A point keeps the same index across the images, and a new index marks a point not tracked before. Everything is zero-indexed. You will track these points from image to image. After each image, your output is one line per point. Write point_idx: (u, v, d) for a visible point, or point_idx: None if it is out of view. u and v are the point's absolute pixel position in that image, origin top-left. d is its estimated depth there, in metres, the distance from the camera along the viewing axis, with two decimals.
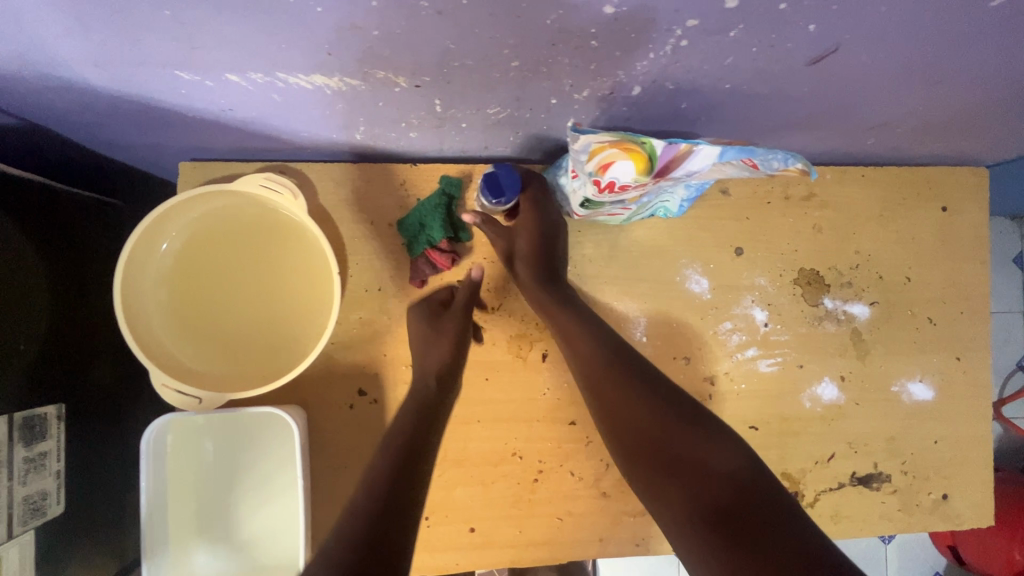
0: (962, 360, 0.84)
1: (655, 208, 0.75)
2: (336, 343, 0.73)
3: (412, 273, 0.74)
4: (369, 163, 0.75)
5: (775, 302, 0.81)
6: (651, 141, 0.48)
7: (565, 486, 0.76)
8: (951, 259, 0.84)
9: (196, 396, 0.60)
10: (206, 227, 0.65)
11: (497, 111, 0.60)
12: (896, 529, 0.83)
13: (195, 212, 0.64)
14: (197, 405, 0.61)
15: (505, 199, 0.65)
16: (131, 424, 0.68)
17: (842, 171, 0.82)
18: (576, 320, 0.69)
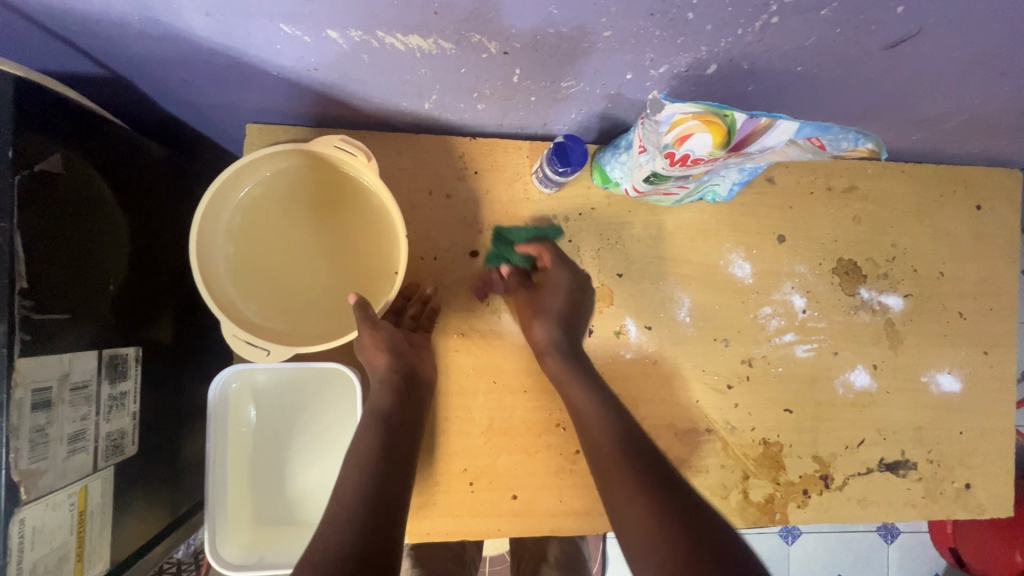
0: (989, 355, 0.87)
1: (705, 190, 0.77)
2: (391, 308, 0.74)
3: (482, 279, 0.77)
4: (429, 135, 0.77)
5: (813, 290, 0.84)
6: (734, 114, 0.50)
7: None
8: (984, 256, 0.87)
9: (265, 347, 0.61)
10: (275, 185, 0.67)
11: (571, 85, 0.62)
12: (920, 515, 0.85)
13: (267, 170, 0.66)
14: (264, 357, 0.62)
15: (572, 168, 0.66)
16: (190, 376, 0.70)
17: (883, 166, 0.85)
18: (582, 369, 0.72)
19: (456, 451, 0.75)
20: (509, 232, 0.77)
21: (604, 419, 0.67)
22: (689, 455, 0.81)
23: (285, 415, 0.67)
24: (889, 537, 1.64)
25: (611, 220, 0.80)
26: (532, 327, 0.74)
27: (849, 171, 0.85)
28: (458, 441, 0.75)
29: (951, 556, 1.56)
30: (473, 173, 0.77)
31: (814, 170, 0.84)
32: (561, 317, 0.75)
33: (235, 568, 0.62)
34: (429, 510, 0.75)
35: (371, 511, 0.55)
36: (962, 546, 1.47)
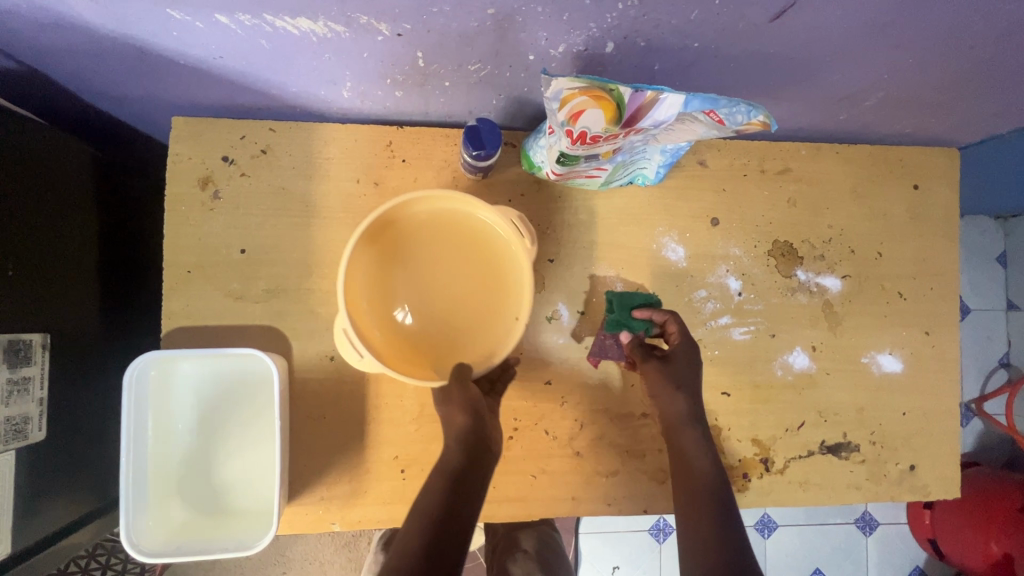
0: (931, 335, 0.87)
1: (633, 173, 0.77)
2: (318, 296, 0.75)
3: (599, 346, 0.79)
4: (356, 125, 0.77)
5: (749, 272, 0.84)
6: (619, 87, 0.51)
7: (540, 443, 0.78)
8: (923, 236, 0.87)
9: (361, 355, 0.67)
10: (427, 227, 0.71)
11: (479, 69, 0.62)
12: (864, 498, 0.85)
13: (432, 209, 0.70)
14: (357, 360, 0.69)
15: (486, 150, 0.66)
16: (107, 359, 0.74)
17: (817, 147, 0.85)
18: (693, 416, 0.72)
19: (387, 438, 0.75)
20: (626, 297, 0.79)
21: (710, 467, 0.69)
22: (625, 440, 0.80)
23: (209, 404, 0.67)
24: (867, 529, 1.62)
25: (541, 206, 0.80)
26: (671, 398, 0.72)
27: (782, 153, 0.84)
28: (388, 429, 0.76)
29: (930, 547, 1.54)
30: (400, 161, 0.77)
31: (746, 152, 0.84)
32: (694, 388, 0.73)
33: (152, 555, 0.63)
34: (360, 499, 0.75)
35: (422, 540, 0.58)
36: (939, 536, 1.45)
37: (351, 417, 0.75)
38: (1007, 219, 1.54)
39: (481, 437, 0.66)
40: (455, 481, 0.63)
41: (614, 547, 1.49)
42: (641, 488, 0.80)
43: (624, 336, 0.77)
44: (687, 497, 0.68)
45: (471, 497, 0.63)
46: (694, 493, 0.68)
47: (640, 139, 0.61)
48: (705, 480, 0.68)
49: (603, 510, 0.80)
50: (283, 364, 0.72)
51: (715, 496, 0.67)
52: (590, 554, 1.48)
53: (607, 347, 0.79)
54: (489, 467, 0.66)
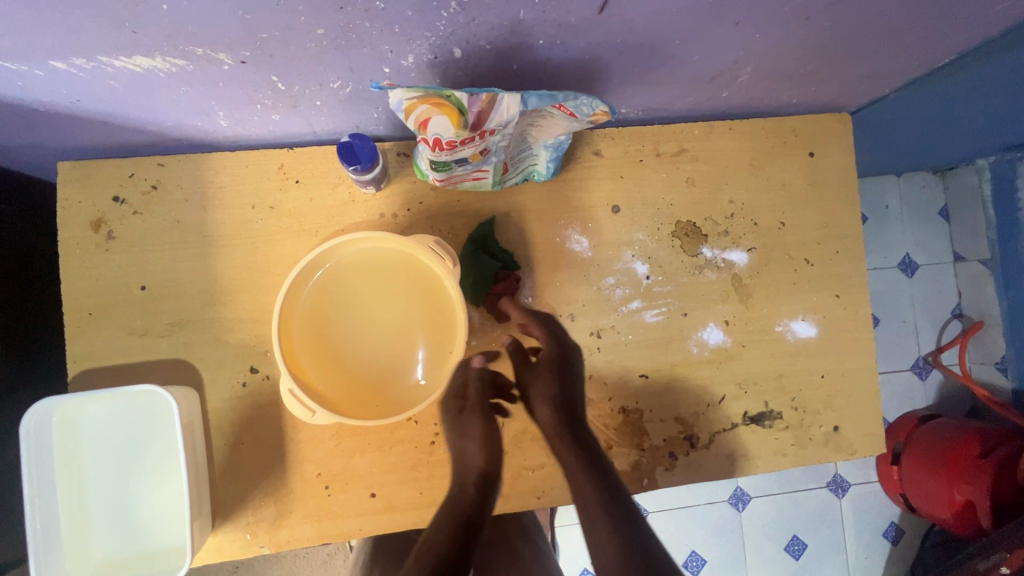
0: (841, 298, 0.88)
1: (526, 170, 0.78)
2: (224, 323, 0.76)
3: (495, 313, 0.80)
4: (246, 151, 0.78)
5: (654, 255, 0.85)
6: (454, 93, 0.52)
7: (463, 446, 0.79)
8: (824, 201, 0.89)
9: (311, 410, 0.66)
10: (357, 266, 0.73)
11: (342, 87, 0.63)
12: (792, 463, 0.86)
13: (360, 249, 0.72)
14: (309, 417, 0.67)
15: (360, 164, 0.67)
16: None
17: (710, 126, 0.87)
18: (558, 425, 0.76)
19: (308, 456, 0.76)
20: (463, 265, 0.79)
21: (593, 486, 0.73)
22: (548, 432, 0.82)
23: (118, 443, 0.68)
24: (840, 491, 1.58)
25: (442, 212, 0.81)
26: (539, 409, 0.77)
27: (676, 135, 0.86)
28: (308, 447, 0.76)
29: (900, 502, 1.52)
30: (294, 182, 0.78)
31: (640, 137, 0.85)
32: (569, 399, 0.77)
33: None
34: (287, 519, 0.75)
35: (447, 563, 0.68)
36: (908, 489, 1.42)
37: (270, 440, 0.76)
38: (944, 173, 1.57)
39: (489, 477, 0.75)
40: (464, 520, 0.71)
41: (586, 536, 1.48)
42: (569, 478, 0.82)
43: (496, 286, 0.79)
44: (584, 517, 0.72)
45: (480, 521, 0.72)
46: (591, 510, 0.72)
47: (503, 140, 0.61)
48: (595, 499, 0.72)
49: (534, 504, 0.81)
50: (193, 395, 0.73)
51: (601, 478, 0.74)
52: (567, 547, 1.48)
53: (496, 304, 0.80)
54: (493, 498, 0.75)
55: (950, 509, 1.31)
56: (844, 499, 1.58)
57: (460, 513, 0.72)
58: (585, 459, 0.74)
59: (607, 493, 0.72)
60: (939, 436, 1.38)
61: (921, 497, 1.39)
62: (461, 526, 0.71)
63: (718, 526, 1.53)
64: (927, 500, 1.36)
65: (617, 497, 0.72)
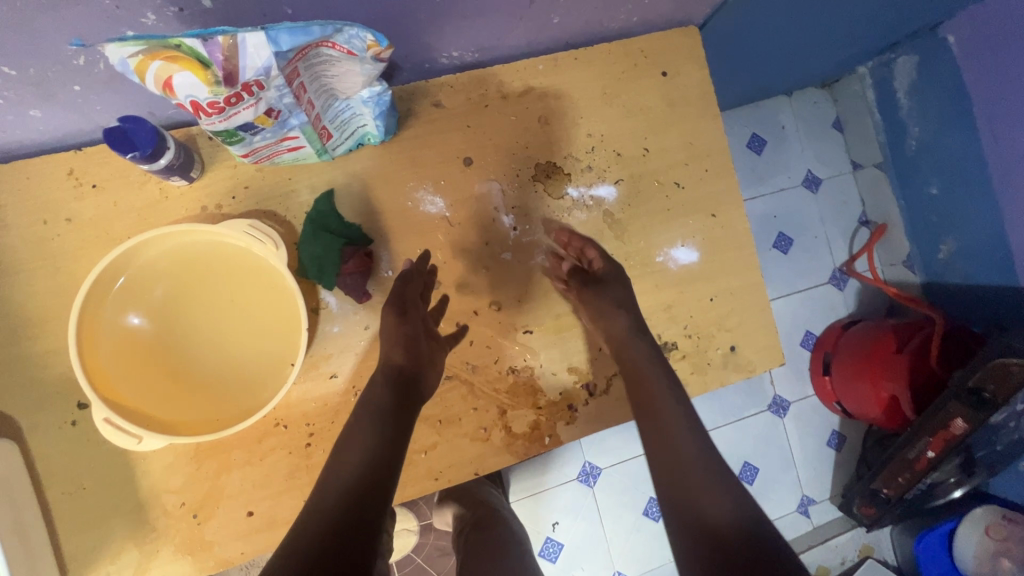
0: (718, 216, 0.86)
1: (355, 133, 0.71)
2: (35, 359, 0.66)
3: (353, 292, 0.73)
4: (26, 159, 0.67)
5: (519, 204, 0.80)
6: (182, 41, 0.44)
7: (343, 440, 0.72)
8: (684, 121, 0.86)
9: (133, 435, 0.59)
10: (173, 262, 0.65)
11: (93, 63, 0.55)
12: (694, 391, 0.84)
13: (170, 246, 0.64)
14: (135, 443, 0.60)
15: (138, 151, 0.59)
16: None
17: (554, 59, 0.82)
18: (641, 340, 0.73)
19: (166, 485, 0.68)
20: (307, 249, 0.72)
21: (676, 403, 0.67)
22: (435, 409, 0.76)
23: None
24: (782, 412, 1.55)
25: (273, 194, 0.73)
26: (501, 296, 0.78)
27: (519, 73, 0.80)
28: (164, 477, 0.68)
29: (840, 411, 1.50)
30: (91, 187, 0.68)
31: (481, 81, 0.79)
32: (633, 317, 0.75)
33: None
34: (155, 559, 0.67)
35: (353, 483, 0.55)
36: (840, 397, 1.42)
37: (117, 477, 0.67)
38: (832, 85, 1.58)
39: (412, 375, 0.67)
40: (387, 425, 0.62)
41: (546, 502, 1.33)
42: (467, 452, 0.76)
43: (346, 261, 0.72)
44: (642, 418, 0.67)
45: (399, 441, 0.61)
46: (656, 429, 0.65)
47: (284, 95, 0.54)
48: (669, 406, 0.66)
49: (433, 486, 0.75)
50: (9, 447, 0.63)
51: (664, 390, 0.68)
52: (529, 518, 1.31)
53: (352, 283, 0.72)
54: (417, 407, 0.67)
55: (880, 407, 1.31)
56: (786, 418, 1.55)
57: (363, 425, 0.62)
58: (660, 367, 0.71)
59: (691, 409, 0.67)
60: (861, 339, 1.37)
61: (853, 401, 1.39)
62: (386, 432, 0.61)
63: None
64: (860, 403, 1.36)
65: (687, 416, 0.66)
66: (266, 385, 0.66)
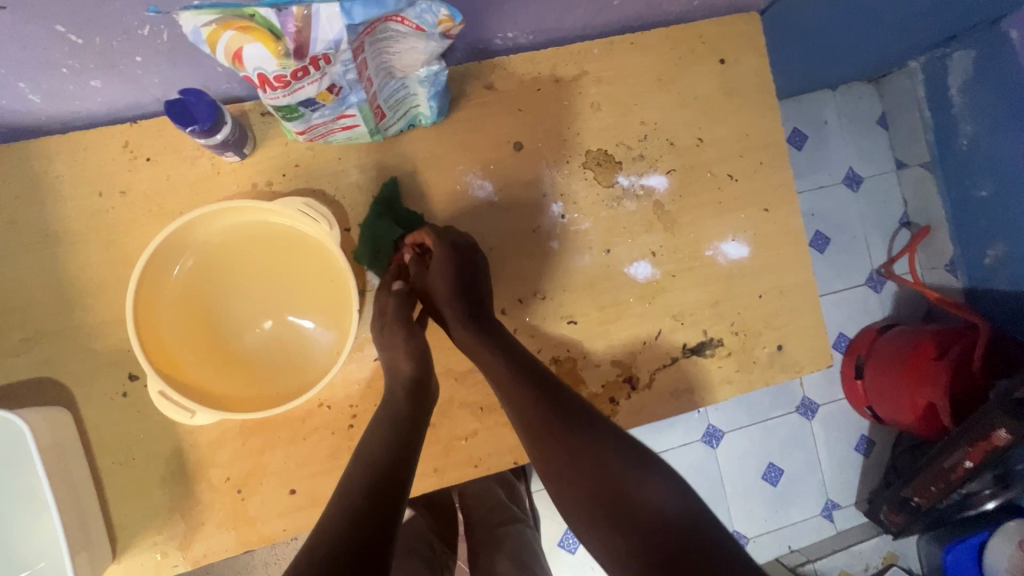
0: (770, 211, 0.83)
1: (408, 113, 0.70)
2: (88, 330, 0.67)
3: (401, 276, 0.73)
4: (82, 129, 0.67)
5: (568, 191, 0.78)
6: (256, 11, 0.44)
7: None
8: (740, 111, 0.83)
9: (189, 411, 0.59)
10: (227, 238, 0.64)
11: (157, 33, 0.54)
12: (739, 390, 0.82)
13: (226, 223, 0.63)
14: (189, 418, 0.60)
15: (199, 125, 0.58)
16: None
17: (609, 43, 0.79)
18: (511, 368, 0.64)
19: (213, 459, 0.69)
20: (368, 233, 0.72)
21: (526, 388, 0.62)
22: (477, 397, 0.75)
23: None
24: (810, 414, 1.46)
25: (323, 173, 0.72)
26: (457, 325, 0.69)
27: (574, 57, 0.78)
28: (210, 451, 0.69)
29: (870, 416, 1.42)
30: (145, 161, 0.68)
31: (535, 63, 0.77)
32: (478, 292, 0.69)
33: None
34: (199, 531, 0.68)
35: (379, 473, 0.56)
36: (873, 401, 1.35)
37: (165, 450, 0.68)
38: (880, 80, 1.50)
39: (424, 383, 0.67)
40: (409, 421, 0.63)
41: None
42: (507, 441, 0.75)
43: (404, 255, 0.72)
44: (532, 435, 0.59)
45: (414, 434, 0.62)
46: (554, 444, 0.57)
47: (349, 71, 0.52)
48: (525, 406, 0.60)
49: (473, 473, 0.75)
50: (65, 414, 0.64)
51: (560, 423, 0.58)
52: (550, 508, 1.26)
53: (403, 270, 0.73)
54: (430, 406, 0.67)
55: (916, 413, 1.24)
56: (814, 420, 1.46)
57: (391, 412, 0.63)
58: (513, 378, 0.63)
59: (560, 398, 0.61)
60: (898, 342, 1.29)
61: (887, 406, 1.31)
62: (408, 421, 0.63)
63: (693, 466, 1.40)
64: (894, 408, 1.29)
65: (569, 413, 0.59)
66: (317, 366, 0.66)
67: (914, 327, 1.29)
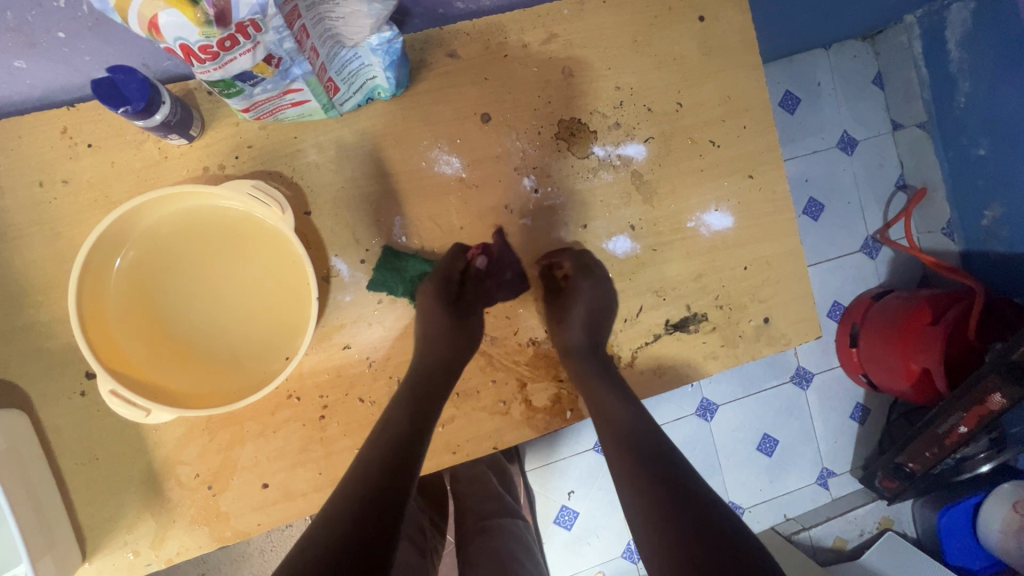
0: (755, 178, 0.79)
1: (364, 86, 0.66)
2: (38, 328, 0.64)
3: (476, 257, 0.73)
4: (15, 116, 0.63)
5: (541, 164, 0.74)
6: None
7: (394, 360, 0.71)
8: (721, 71, 0.78)
9: (141, 409, 0.57)
10: (176, 224, 0.61)
11: (75, 4, 0.51)
12: (724, 365, 0.80)
13: (174, 208, 0.60)
14: (142, 417, 0.58)
15: (131, 106, 0.54)
16: None
17: (579, 3, 0.74)
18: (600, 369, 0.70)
19: (181, 457, 0.67)
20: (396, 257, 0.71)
21: (623, 409, 0.65)
22: None
23: None
24: (805, 383, 1.45)
25: (279, 153, 0.68)
26: (566, 330, 0.72)
27: (541, 19, 0.73)
28: (176, 448, 0.67)
29: (865, 383, 1.40)
30: (86, 147, 0.64)
31: (499, 27, 0.72)
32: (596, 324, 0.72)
33: None
34: (171, 529, 0.67)
35: None
36: (868, 369, 1.33)
37: (130, 449, 0.66)
38: (875, 37, 1.43)
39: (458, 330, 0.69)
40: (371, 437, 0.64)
41: (559, 475, 1.26)
42: (485, 426, 0.73)
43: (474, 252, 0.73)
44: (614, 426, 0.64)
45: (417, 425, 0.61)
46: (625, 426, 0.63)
47: (284, 39, 0.48)
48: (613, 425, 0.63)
49: (451, 460, 0.73)
50: (17, 417, 0.62)
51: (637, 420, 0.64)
52: (542, 486, 1.26)
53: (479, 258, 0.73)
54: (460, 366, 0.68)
55: (911, 380, 1.21)
56: (808, 390, 1.45)
57: None
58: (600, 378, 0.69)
59: (657, 431, 0.62)
60: (893, 307, 1.26)
61: (881, 374, 1.29)
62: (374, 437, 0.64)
63: (687, 441, 1.39)
64: (888, 375, 1.26)
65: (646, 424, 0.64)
66: (276, 357, 0.63)
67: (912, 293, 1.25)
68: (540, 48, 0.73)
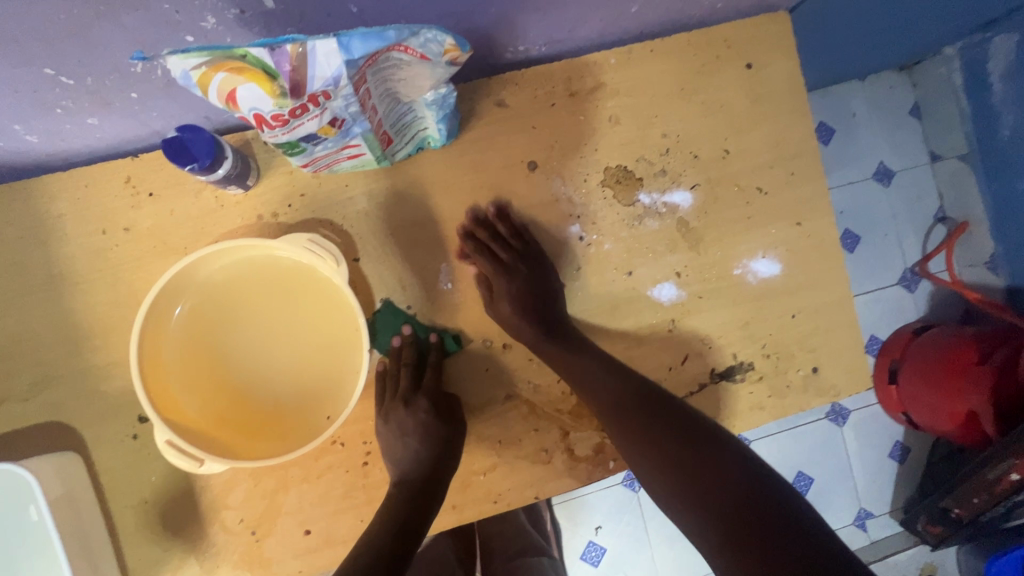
0: (804, 226, 0.78)
1: (416, 137, 0.66)
2: (94, 371, 0.65)
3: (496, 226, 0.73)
4: (83, 166, 0.65)
5: (586, 212, 0.74)
6: (247, 50, 0.41)
7: (390, 447, 0.67)
8: (769, 119, 0.78)
9: (194, 462, 0.57)
10: (231, 274, 0.62)
11: (151, 69, 0.52)
12: (772, 417, 0.78)
13: (232, 260, 0.62)
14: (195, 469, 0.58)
15: (198, 163, 0.56)
16: None
17: (627, 52, 0.74)
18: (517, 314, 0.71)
19: (225, 501, 0.67)
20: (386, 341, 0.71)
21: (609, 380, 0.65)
22: (493, 431, 0.72)
23: None
24: (841, 420, 1.40)
25: (330, 200, 0.69)
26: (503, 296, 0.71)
27: (589, 68, 0.74)
28: (222, 492, 0.67)
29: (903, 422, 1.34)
30: (147, 195, 0.66)
31: (547, 78, 0.73)
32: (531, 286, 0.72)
33: None
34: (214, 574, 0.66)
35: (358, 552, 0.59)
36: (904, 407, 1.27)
37: (177, 492, 0.66)
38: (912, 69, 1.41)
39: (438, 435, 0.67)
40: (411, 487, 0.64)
41: None
42: (526, 475, 0.72)
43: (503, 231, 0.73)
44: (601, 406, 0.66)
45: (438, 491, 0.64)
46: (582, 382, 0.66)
47: (351, 104, 0.48)
48: (660, 435, 0.60)
49: (490, 509, 0.72)
50: (70, 460, 0.63)
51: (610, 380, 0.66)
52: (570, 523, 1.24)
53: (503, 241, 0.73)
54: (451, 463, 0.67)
55: (956, 424, 1.15)
56: (845, 425, 1.39)
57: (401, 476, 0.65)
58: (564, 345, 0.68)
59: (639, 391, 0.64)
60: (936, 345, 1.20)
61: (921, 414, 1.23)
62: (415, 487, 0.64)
63: None
64: (931, 418, 1.20)
65: (620, 374, 0.66)
66: (324, 408, 0.64)
67: (959, 329, 1.19)
68: (587, 97, 0.74)
